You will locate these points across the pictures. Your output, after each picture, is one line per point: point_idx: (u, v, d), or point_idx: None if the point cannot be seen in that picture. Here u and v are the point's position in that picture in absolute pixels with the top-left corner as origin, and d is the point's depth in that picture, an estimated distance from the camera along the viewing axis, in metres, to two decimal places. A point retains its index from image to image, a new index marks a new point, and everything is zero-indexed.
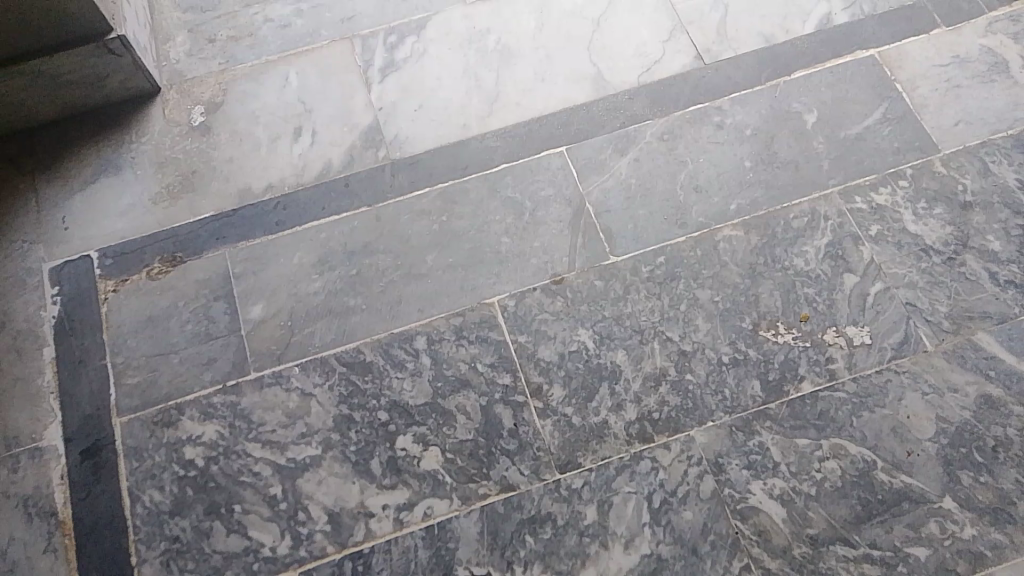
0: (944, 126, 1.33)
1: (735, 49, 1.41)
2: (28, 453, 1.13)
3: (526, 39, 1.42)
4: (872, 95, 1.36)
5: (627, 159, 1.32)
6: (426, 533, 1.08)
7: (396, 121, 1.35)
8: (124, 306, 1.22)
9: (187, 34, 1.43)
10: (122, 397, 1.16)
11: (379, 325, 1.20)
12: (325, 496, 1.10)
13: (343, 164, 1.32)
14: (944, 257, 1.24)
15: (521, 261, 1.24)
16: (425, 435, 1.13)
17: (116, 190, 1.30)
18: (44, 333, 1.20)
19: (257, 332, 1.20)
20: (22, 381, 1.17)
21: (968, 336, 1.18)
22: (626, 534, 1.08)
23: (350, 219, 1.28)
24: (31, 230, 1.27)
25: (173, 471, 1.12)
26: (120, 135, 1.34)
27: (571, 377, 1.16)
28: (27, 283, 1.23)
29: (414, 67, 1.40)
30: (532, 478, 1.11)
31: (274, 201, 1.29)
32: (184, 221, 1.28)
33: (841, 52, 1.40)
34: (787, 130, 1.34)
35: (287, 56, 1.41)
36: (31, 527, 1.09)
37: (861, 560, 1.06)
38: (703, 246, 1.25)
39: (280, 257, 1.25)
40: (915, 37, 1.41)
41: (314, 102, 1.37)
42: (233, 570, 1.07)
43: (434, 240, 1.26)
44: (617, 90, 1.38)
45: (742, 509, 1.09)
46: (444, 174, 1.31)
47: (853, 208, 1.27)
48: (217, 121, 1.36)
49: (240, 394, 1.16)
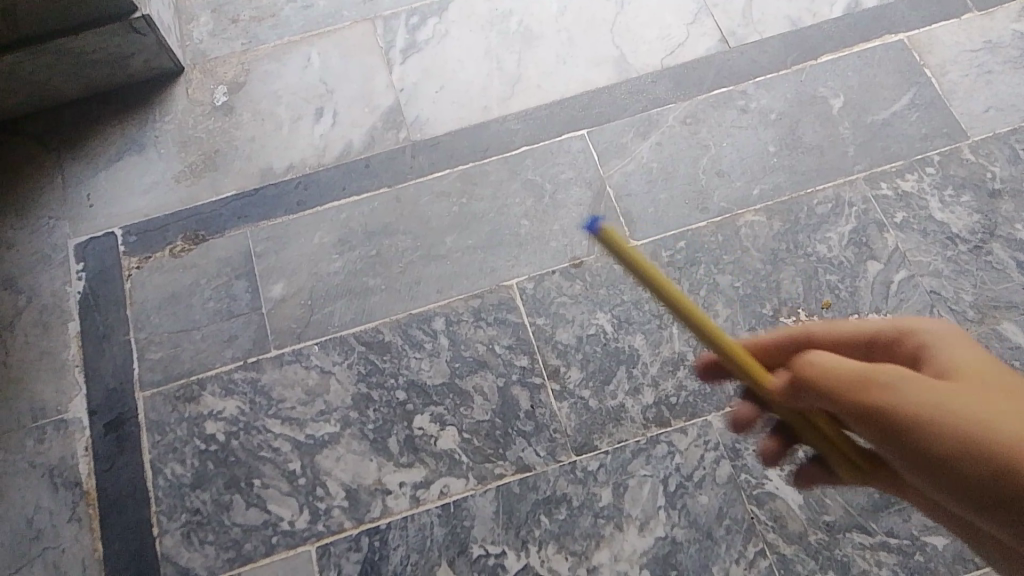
0: (973, 112, 1.30)
1: (760, 32, 1.39)
2: (53, 424, 1.15)
3: (548, 21, 1.41)
4: (900, 79, 1.33)
5: (649, 143, 1.31)
6: (442, 511, 1.09)
7: (417, 102, 1.35)
8: (147, 283, 1.24)
9: (211, 14, 1.43)
10: (145, 372, 1.18)
11: (398, 306, 1.21)
12: (343, 473, 1.12)
13: (364, 145, 1.33)
14: (971, 245, 1.22)
15: (541, 243, 1.24)
16: (442, 414, 1.14)
17: (140, 168, 1.32)
18: (69, 308, 1.22)
19: (278, 310, 1.21)
20: (47, 354, 1.19)
21: (992, 325, 1.16)
22: (640, 516, 1.08)
23: (371, 200, 1.28)
24: (57, 206, 1.28)
25: (195, 445, 1.14)
26: (144, 114, 1.36)
27: (588, 360, 1.16)
28: (53, 259, 1.25)
29: (435, 48, 1.40)
30: (547, 459, 1.11)
31: (295, 181, 1.30)
32: (207, 200, 1.29)
33: (869, 36, 1.37)
34: (812, 115, 1.32)
35: (310, 36, 1.41)
36: (56, 496, 1.11)
37: (877, 547, 1.05)
38: (724, 231, 1.24)
39: (301, 236, 1.26)
40: (946, 20, 1.38)
41: (335, 83, 1.38)
42: (252, 543, 1.09)
43: (454, 221, 1.26)
44: (640, 73, 1.36)
45: (758, 494, 1.08)
46: (464, 156, 1.31)
47: (877, 194, 1.25)
48: (239, 100, 1.37)
49: (260, 370, 1.18)
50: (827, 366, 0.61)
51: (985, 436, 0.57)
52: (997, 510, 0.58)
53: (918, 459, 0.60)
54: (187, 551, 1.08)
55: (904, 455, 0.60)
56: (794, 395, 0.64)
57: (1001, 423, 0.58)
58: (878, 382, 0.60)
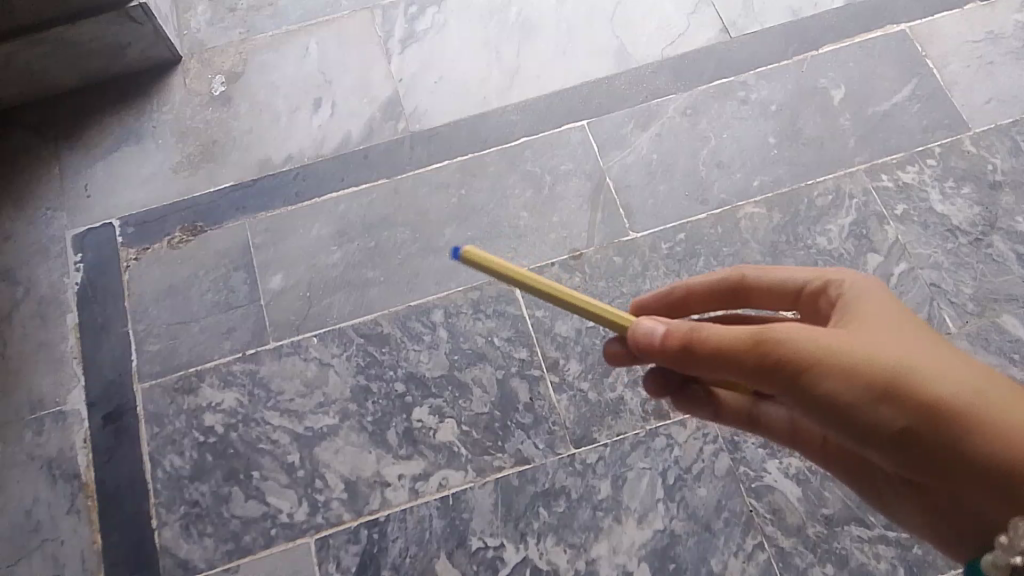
0: (975, 104, 1.30)
1: (761, 23, 1.38)
2: (52, 416, 1.15)
3: (548, 10, 1.41)
4: (901, 70, 1.33)
5: (648, 134, 1.30)
6: (441, 503, 1.09)
7: (416, 93, 1.35)
8: (145, 274, 1.23)
9: (208, 4, 1.42)
10: (143, 364, 1.18)
11: (396, 298, 1.20)
12: (342, 465, 1.12)
13: (362, 136, 1.32)
14: (971, 238, 1.22)
15: (540, 235, 1.24)
16: (441, 407, 1.14)
17: (137, 158, 1.31)
18: (67, 300, 1.22)
19: (276, 302, 1.21)
20: (45, 346, 1.19)
21: (991, 318, 1.16)
22: (639, 509, 1.08)
23: (369, 191, 1.27)
24: (54, 197, 1.28)
25: (193, 437, 1.14)
26: (141, 104, 1.35)
27: (587, 353, 1.16)
28: (51, 250, 1.24)
29: (434, 38, 1.39)
30: (546, 451, 1.11)
31: (293, 172, 1.30)
32: (204, 191, 1.29)
33: (871, 27, 1.37)
34: (812, 106, 1.31)
35: (307, 26, 1.40)
36: (55, 488, 1.11)
37: (875, 540, 1.05)
38: (724, 223, 1.24)
39: (299, 228, 1.25)
40: (948, 11, 1.37)
41: (333, 73, 1.37)
42: (251, 535, 1.09)
43: (453, 213, 1.26)
44: (640, 63, 1.36)
45: (756, 487, 1.08)
46: (463, 147, 1.30)
47: (878, 186, 1.25)
48: (237, 91, 1.36)
49: (258, 362, 1.17)
50: (722, 338, 0.65)
51: (877, 374, 0.62)
52: (887, 442, 0.63)
53: (813, 406, 0.64)
54: (186, 543, 1.09)
55: (801, 403, 0.64)
56: (690, 358, 0.66)
57: (888, 359, 0.63)
58: (774, 337, 0.63)
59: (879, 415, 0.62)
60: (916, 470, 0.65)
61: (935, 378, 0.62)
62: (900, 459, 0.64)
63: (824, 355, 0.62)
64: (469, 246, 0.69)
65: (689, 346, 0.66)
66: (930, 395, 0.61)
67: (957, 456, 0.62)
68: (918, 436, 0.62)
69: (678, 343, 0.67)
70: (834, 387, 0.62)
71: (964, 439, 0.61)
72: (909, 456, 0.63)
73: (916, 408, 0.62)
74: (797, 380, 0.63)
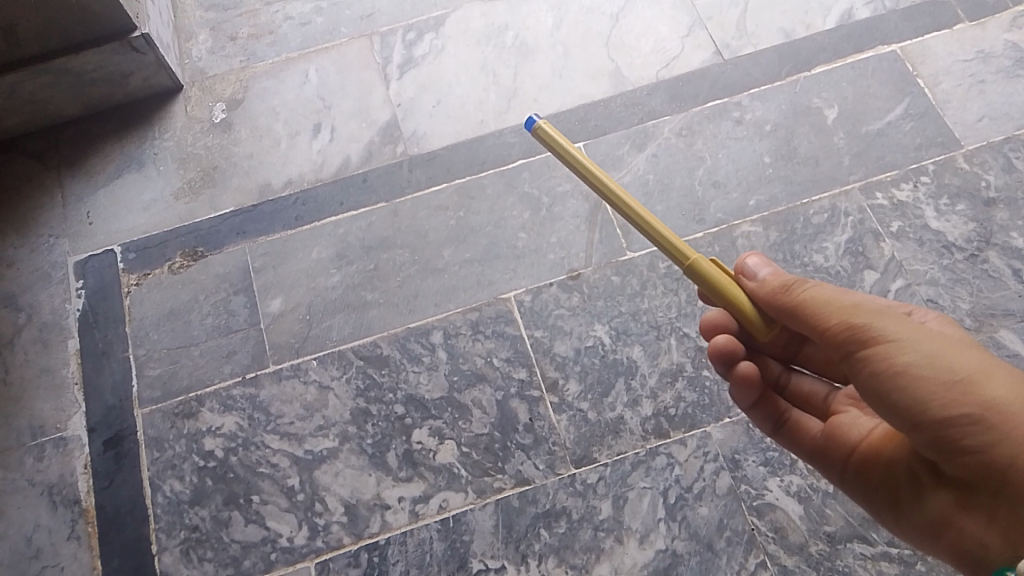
0: (967, 122, 1.31)
1: (754, 45, 1.40)
2: (53, 442, 1.15)
3: (544, 34, 1.43)
4: (895, 90, 1.34)
5: (644, 155, 1.31)
6: (442, 525, 1.09)
7: (415, 117, 1.36)
8: (146, 300, 1.24)
9: (209, 32, 1.45)
10: (143, 389, 1.18)
11: (395, 320, 1.21)
12: (341, 488, 1.11)
13: (362, 159, 1.33)
14: (967, 254, 1.22)
15: (538, 257, 1.24)
16: (440, 428, 1.14)
17: (140, 184, 1.32)
18: (68, 326, 1.22)
19: (275, 326, 1.21)
20: (45, 372, 1.19)
21: (989, 332, 1.16)
22: (640, 529, 1.08)
23: (366, 215, 1.28)
24: (57, 225, 1.29)
25: (194, 462, 1.14)
26: (143, 131, 1.36)
27: (587, 372, 1.16)
28: (53, 277, 1.25)
29: (432, 63, 1.41)
30: (547, 472, 1.11)
31: (293, 197, 1.31)
32: (205, 216, 1.30)
33: (863, 48, 1.38)
34: (807, 125, 1.33)
35: (307, 53, 1.43)
36: (56, 514, 1.11)
37: (878, 557, 1.04)
38: (720, 242, 1.25)
39: (300, 252, 1.26)
40: (938, 32, 1.39)
41: (333, 99, 1.38)
42: (251, 560, 1.08)
43: (452, 234, 1.26)
44: (634, 86, 1.37)
45: (758, 505, 1.08)
46: (461, 169, 1.31)
47: (873, 204, 1.26)
48: (238, 117, 1.38)
49: (258, 386, 1.18)
50: (811, 297, 0.78)
51: (946, 361, 0.72)
52: (939, 429, 0.72)
53: (877, 377, 0.74)
54: (186, 568, 1.08)
55: (867, 374, 0.75)
56: (778, 311, 0.81)
57: (960, 354, 0.73)
58: (863, 310, 0.76)
59: (940, 399, 0.71)
60: (958, 464, 0.73)
61: (998, 382, 0.71)
62: (945, 449, 0.72)
63: (899, 335, 0.74)
64: (543, 121, 0.85)
65: (780, 299, 0.80)
66: (991, 391, 0.70)
67: (999, 455, 0.69)
68: (972, 427, 0.70)
69: (775, 285, 0.81)
70: (903, 361, 0.73)
71: (1015, 436, 0.69)
72: (955, 444, 0.71)
73: (977, 400, 0.70)
74: (872, 348, 0.75)
